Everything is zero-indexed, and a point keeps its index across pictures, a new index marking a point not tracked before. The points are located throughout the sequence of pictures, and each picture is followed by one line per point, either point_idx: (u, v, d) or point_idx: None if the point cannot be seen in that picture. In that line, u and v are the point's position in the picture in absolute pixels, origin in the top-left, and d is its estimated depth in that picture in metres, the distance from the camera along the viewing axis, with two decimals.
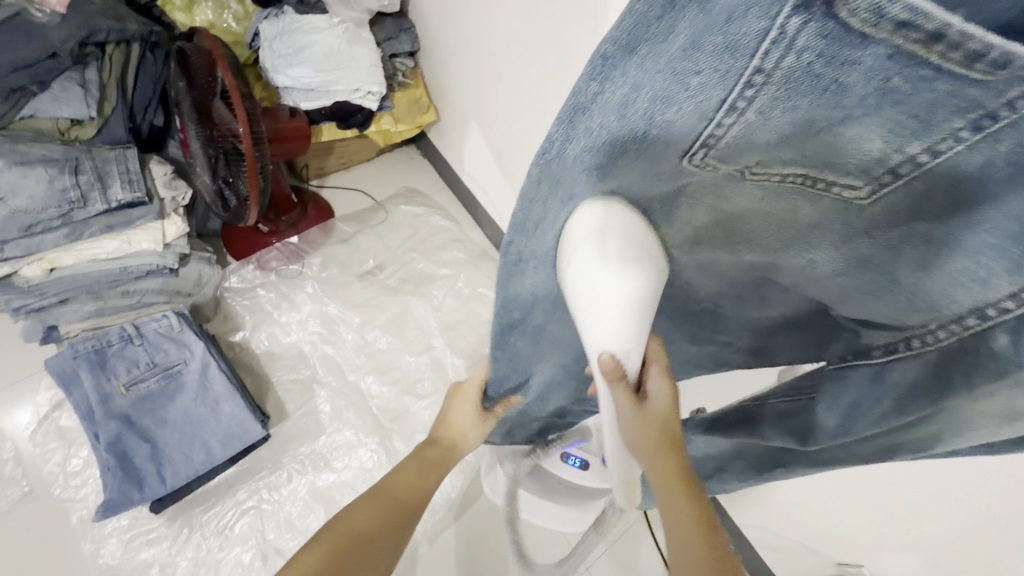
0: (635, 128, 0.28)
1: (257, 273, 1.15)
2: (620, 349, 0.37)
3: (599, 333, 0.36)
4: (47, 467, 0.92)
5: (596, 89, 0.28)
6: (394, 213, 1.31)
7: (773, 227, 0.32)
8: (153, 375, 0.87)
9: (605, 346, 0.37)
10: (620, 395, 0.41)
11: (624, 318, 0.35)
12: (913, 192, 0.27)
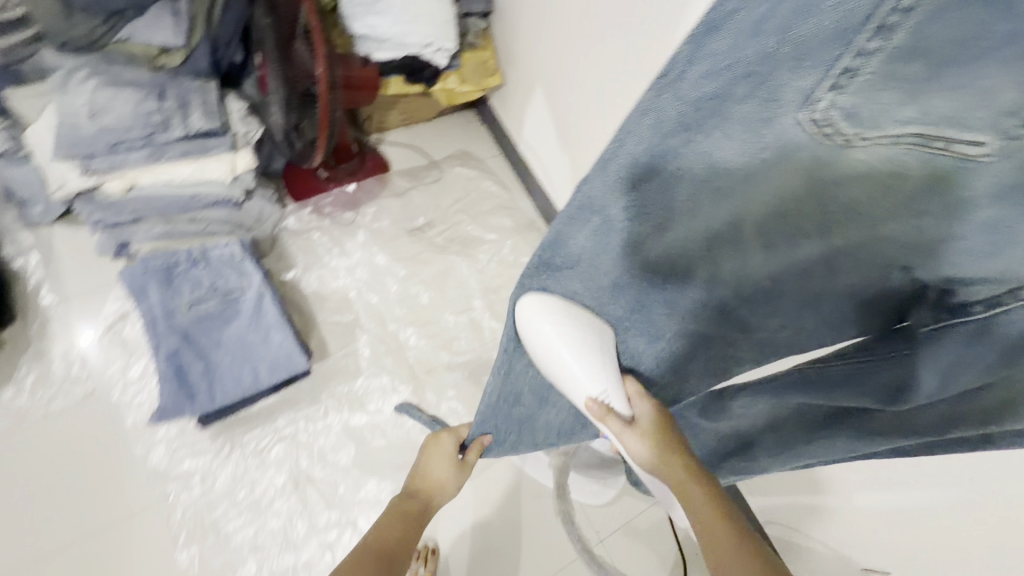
0: (768, 53, 0.32)
1: (315, 216, 1.19)
2: (599, 394, 0.50)
3: (581, 387, 0.50)
4: (108, 372, 0.99)
5: (736, 18, 0.32)
6: (449, 174, 1.33)
7: (869, 192, 0.35)
8: (213, 297, 0.92)
9: (587, 394, 0.50)
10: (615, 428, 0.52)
11: (599, 373, 0.49)
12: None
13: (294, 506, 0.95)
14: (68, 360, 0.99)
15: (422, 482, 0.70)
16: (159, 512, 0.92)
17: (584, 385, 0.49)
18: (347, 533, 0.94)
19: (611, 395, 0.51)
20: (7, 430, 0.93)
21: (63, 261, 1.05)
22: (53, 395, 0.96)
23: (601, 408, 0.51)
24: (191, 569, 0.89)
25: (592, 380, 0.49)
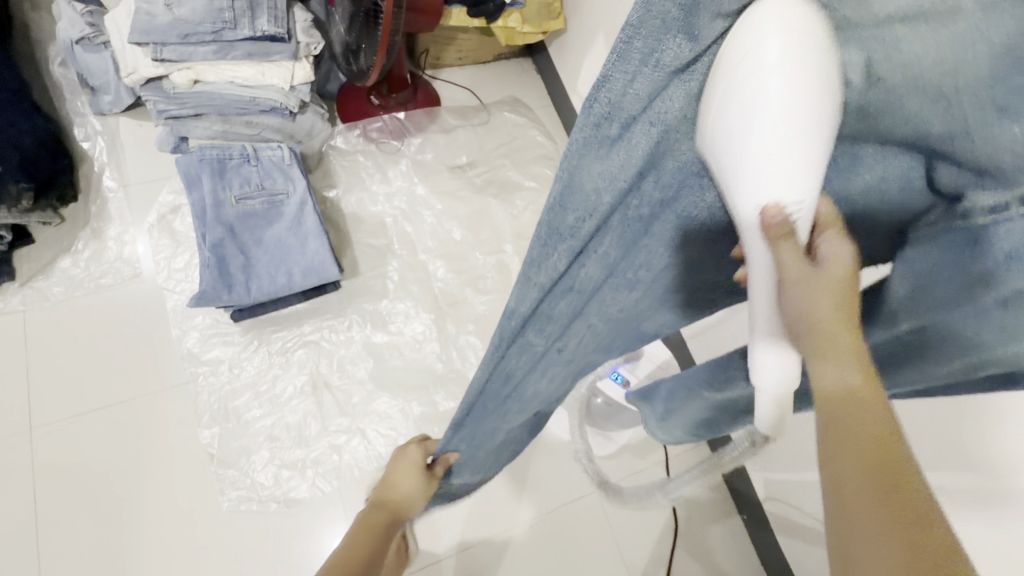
0: None
1: (362, 140, 1.21)
2: (792, 199, 0.27)
3: (758, 184, 0.27)
4: (155, 258, 1.04)
5: None
6: (497, 117, 1.33)
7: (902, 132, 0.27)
8: (259, 196, 0.95)
9: (768, 195, 0.27)
10: (788, 257, 0.29)
11: (792, 164, 0.26)
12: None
13: (310, 407, 0.99)
14: (119, 241, 1.04)
15: (390, 500, 0.59)
16: (186, 392, 0.97)
17: (763, 174, 0.26)
18: (356, 439, 0.98)
19: (803, 208, 0.28)
20: (59, 296, 0.99)
21: (125, 149, 1.11)
22: (104, 270, 1.02)
23: (780, 221, 0.28)
24: (210, 447, 0.94)
25: (786, 150, 0.26)
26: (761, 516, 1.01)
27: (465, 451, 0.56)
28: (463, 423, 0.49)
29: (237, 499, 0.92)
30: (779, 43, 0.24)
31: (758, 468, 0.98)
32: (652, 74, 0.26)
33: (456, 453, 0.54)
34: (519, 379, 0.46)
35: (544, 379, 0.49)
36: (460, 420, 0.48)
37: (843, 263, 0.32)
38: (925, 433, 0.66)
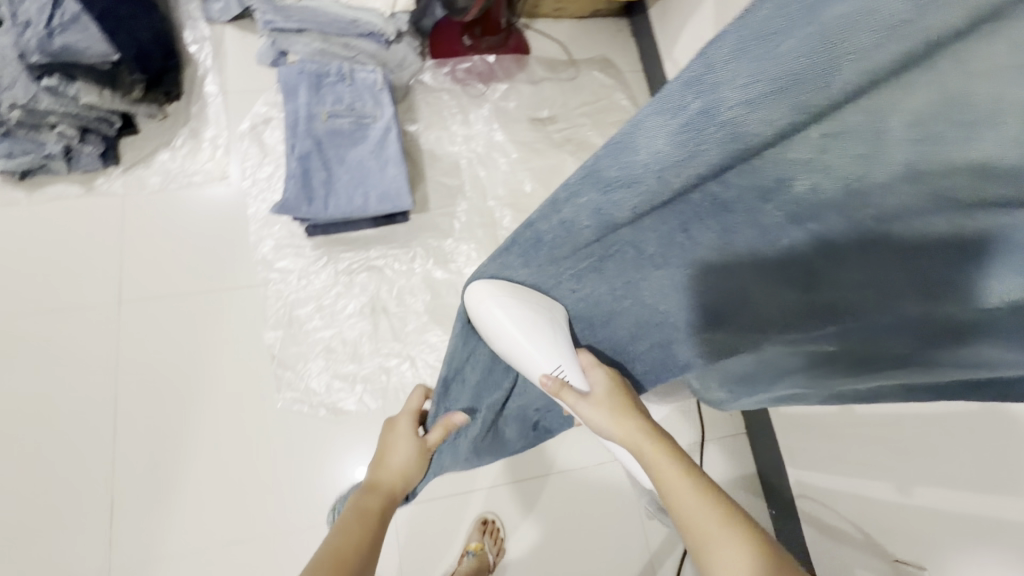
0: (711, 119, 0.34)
1: (448, 80, 1.21)
2: (550, 368, 0.55)
3: (535, 361, 0.55)
4: (244, 164, 1.09)
5: (693, 92, 0.34)
6: (584, 75, 1.30)
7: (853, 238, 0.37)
8: (349, 116, 0.98)
9: (539, 369, 0.56)
10: (577, 402, 0.56)
11: (542, 343, 0.54)
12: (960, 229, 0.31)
13: (367, 327, 1.03)
14: (213, 144, 1.10)
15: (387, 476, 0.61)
16: (256, 294, 1.02)
17: (538, 362, 0.55)
18: (406, 365, 1.02)
19: (565, 370, 0.56)
20: (155, 186, 1.05)
21: (228, 58, 1.15)
22: (197, 169, 1.08)
23: (557, 382, 0.56)
24: (272, 348, 1.00)
25: (532, 343, 0.54)
26: (793, 514, 0.98)
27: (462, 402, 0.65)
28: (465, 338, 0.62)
29: (290, 399, 0.97)
30: (494, 302, 0.53)
31: (795, 466, 0.96)
32: (757, 54, 0.30)
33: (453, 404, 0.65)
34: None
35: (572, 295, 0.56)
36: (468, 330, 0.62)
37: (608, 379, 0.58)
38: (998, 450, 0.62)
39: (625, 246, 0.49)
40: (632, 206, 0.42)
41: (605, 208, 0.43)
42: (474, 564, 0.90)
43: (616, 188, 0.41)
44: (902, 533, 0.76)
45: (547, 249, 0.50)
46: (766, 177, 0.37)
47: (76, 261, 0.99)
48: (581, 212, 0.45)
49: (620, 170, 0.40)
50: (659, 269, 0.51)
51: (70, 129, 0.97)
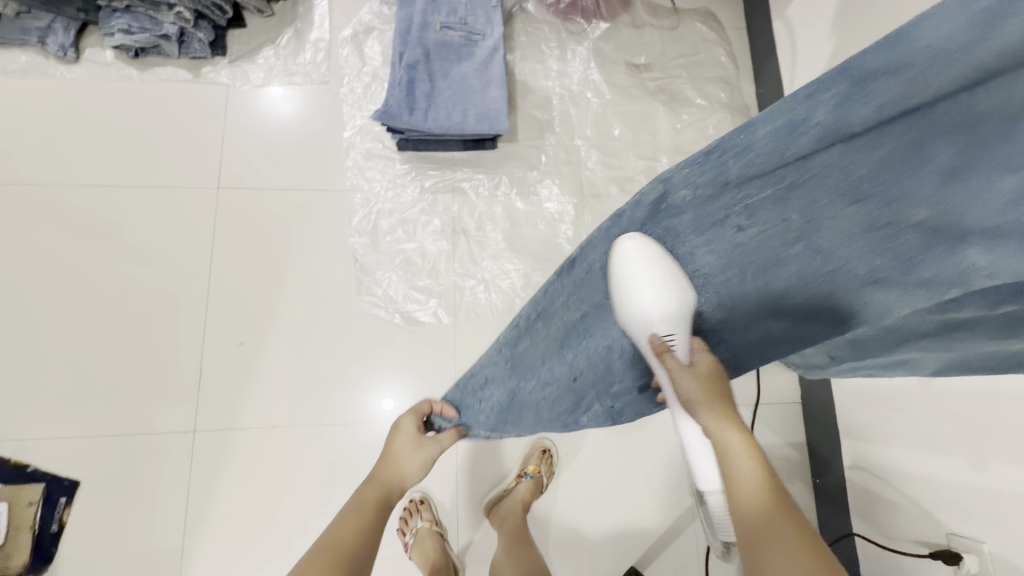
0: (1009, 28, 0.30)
1: (551, 12, 1.19)
2: (661, 328, 0.56)
3: (643, 315, 0.56)
4: (344, 70, 1.10)
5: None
6: (687, 26, 1.25)
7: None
8: (460, 30, 0.98)
9: (651, 324, 0.56)
10: (672, 372, 0.55)
11: (659, 298, 0.55)
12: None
13: (446, 246, 1.05)
14: (316, 47, 1.10)
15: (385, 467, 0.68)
16: (344, 199, 1.05)
17: (642, 320, 0.56)
18: (480, 288, 1.04)
19: (674, 337, 0.55)
20: (258, 82, 1.07)
21: None
22: (297, 70, 1.09)
23: (662, 345, 0.55)
24: (356, 253, 1.03)
25: (653, 297, 0.55)
26: (839, 484, 1.00)
27: (534, 357, 0.63)
28: (599, 260, 0.58)
29: (369, 303, 1.01)
30: (635, 251, 0.55)
31: (854, 438, 0.97)
32: None
33: (529, 359, 0.64)
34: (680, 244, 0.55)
35: (705, 249, 0.53)
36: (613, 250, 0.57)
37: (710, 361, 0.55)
38: None
39: (826, 169, 0.41)
40: (886, 100, 0.36)
41: (852, 102, 0.37)
42: (530, 484, 0.95)
43: (874, 81, 0.36)
44: (967, 506, 0.76)
45: (740, 163, 0.45)
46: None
47: (181, 143, 1.03)
48: (817, 107, 0.39)
49: (887, 58, 0.35)
50: (857, 203, 0.41)
51: (187, 12, 0.96)
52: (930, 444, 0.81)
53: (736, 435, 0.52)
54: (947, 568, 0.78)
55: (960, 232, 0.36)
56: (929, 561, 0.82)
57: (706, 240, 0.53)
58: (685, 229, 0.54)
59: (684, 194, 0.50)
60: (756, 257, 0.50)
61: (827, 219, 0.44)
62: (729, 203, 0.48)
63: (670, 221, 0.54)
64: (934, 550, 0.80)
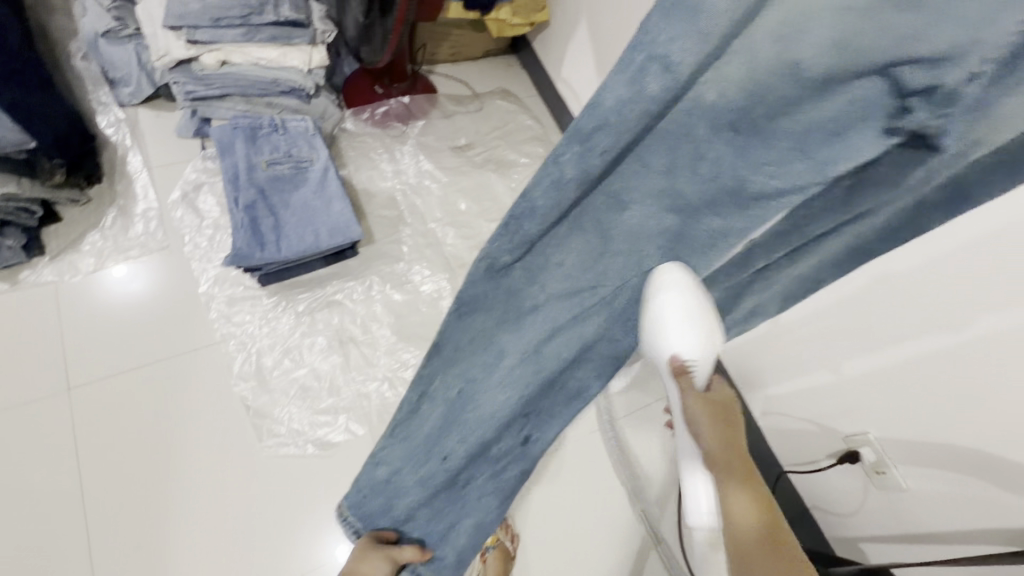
0: (671, 74, 0.39)
1: (370, 124, 1.31)
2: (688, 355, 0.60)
3: (680, 342, 0.59)
4: (183, 228, 1.10)
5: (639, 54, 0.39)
6: (489, 105, 1.44)
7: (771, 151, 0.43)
8: (287, 162, 1.05)
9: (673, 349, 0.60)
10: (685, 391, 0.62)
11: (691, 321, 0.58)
12: (805, 149, 0.42)
13: (337, 360, 1.04)
14: (145, 217, 1.09)
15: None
16: (218, 352, 1.01)
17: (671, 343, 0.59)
18: (386, 386, 1.03)
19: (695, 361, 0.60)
20: (90, 268, 1.03)
21: (147, 135, 1.16)
22: (131, 244, 1.06)
23: (684, 367, 0.60)
24: (246, 399, 0.98)
25: (689, 326, 0.58)
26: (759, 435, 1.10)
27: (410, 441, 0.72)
28: (461, 338, 0.65)
29: (275, 444, 0.96)
30: (662, 272, 0.57)
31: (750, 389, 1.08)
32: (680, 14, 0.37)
33: (393, 456, 0.73)
34: (525, 300, 0.61)
35: (545, 297, 0.60)
36: (466, 330, 0.64)
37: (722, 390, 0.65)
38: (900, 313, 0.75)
39: (598, 198, 0.51)
40: (606, 146, 0.45)
41: (585, 157, 0.46)
42: (497, 554, 0.93)
43: (593, 135, 0.44)
44: (847, 409, 0.87)
45: (531, 223, 0.52)
46: (700, 98, 0.41)
47: (15, 356, 0.94)
48: (564, 166, 0.47)
49: (590, 118, 0.43)
50: (627, 209, 0.52)
51: None
52: (804, 373, 0.94)
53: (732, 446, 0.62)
54: (855, 466, 0.89)
55: (699, 206, 0.50)
56: (839, 466, 0.92)
57: (540, 291, 0.60)
58: (521, 285, 0.60)
59: (502, 260, 0.56)
60: (594, 280, 0.58)
61: (613, 231, 0.54)
62: (540, 250, 0.56)
63: (509, 286, 0.60)
64: (839, 456, 0.91)
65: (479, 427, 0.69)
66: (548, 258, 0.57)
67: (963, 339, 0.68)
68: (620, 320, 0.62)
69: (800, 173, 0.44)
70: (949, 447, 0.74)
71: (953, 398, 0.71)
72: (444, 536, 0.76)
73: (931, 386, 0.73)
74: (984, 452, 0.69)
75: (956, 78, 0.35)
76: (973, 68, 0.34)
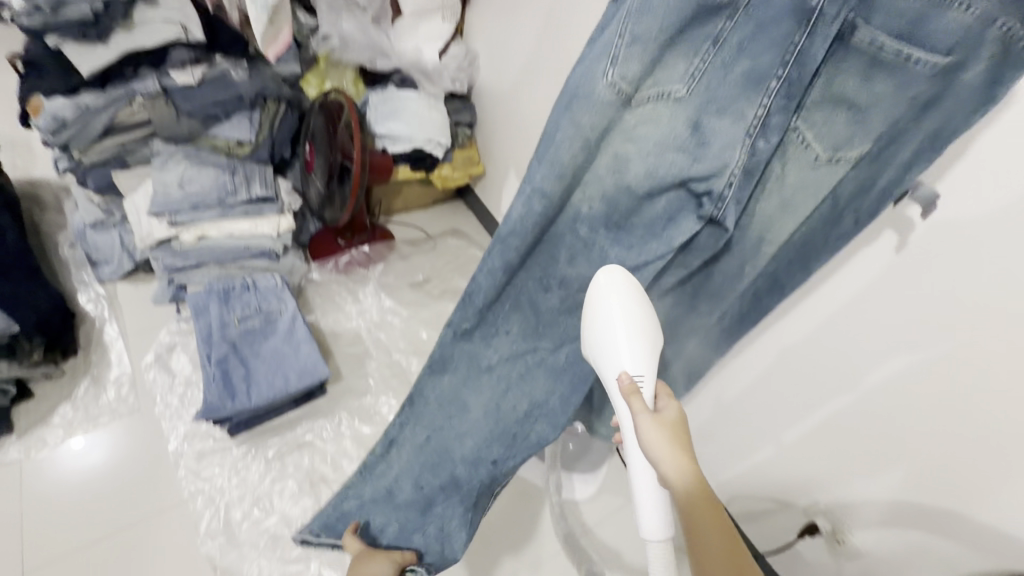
0: (550, 204, 0.59)
1: (334, 272, 1.45)
2: (633, 370, 0.57)
3: (624, 357, 0.57)
4: (155, 388, 1.14)
5: (524, 193, 0.59)
6: (442, 243, 1.62)
7: (629, 237, 0.61)
8: (257, 315, 1.14)
9: (622, 366, 0.57)
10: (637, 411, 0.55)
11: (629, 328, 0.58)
12: (648, 232, 0.60)
13: (308, 503, 1.04)
14: (118, 382, 1.14)
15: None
16: (184, 511, 1.01)
17: (623, 357, 0.58)
18: None
19: (640, 377, 0.57)
20: (58, 440, 1.05)
21: (125, 305, 1.25)
22: (102, 410, 1.10)
23: (632, 383, 0.56)
24: (212, 559, 0.96)
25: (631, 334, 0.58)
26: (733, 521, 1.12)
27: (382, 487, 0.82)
28: (433, 395, 0.79)
29: None
30: (611, 277, 0.58)
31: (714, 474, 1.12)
32: (543, 169, 0.56)
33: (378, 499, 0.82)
34: (482, 362, 0.76)
35: (496, 353, 0.75)
36: (436, 387, 0.79)
37: (676, 410, 0.56)
38: (808, 389, 0.85)
39: (528, 282, 0.69)
40: (521, 246, 0.63)
41: (507, 253, 0.63)
42: None
43: (508, 240, 0.62)
44: (797, 481, 0.92)
45: (480, 298, 0.68)
46: (575, 213, 0.61)
47: None
48: (495, 259, 0.65)
49: (506, 229, 0.62)
50: (549, 290, 0.69)
51: None
52: (752, 450, 1.00)
53: (695, 487, 0.50)
54: (819, 538, 0.90)
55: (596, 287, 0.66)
56: (806, 542, 0.93)
57: (493, 350, 0.75)
58: (478, 347, 0.75)
59: (461, 328, 0.72)
60: (532, 344, 0.75)
61: (540, 304, 0.70)
62: (490, 322, 0.72)
63: (468, 349, 0.75)
64: (801, 529, 0.93)
65: (450, 466, 0.81)
66: (498, 326, 0.73)
67: (859, 395, 0.77)
68: (563, 373, 0.75)
69: (659, 250, 0.60)
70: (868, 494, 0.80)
71: (868, 456, 0.78)
72: (444, 553, 0.82)
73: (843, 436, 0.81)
74: (897, 495, 0.75)
75: (722, 184, 0.53)
76: (728, 179, 0.53)
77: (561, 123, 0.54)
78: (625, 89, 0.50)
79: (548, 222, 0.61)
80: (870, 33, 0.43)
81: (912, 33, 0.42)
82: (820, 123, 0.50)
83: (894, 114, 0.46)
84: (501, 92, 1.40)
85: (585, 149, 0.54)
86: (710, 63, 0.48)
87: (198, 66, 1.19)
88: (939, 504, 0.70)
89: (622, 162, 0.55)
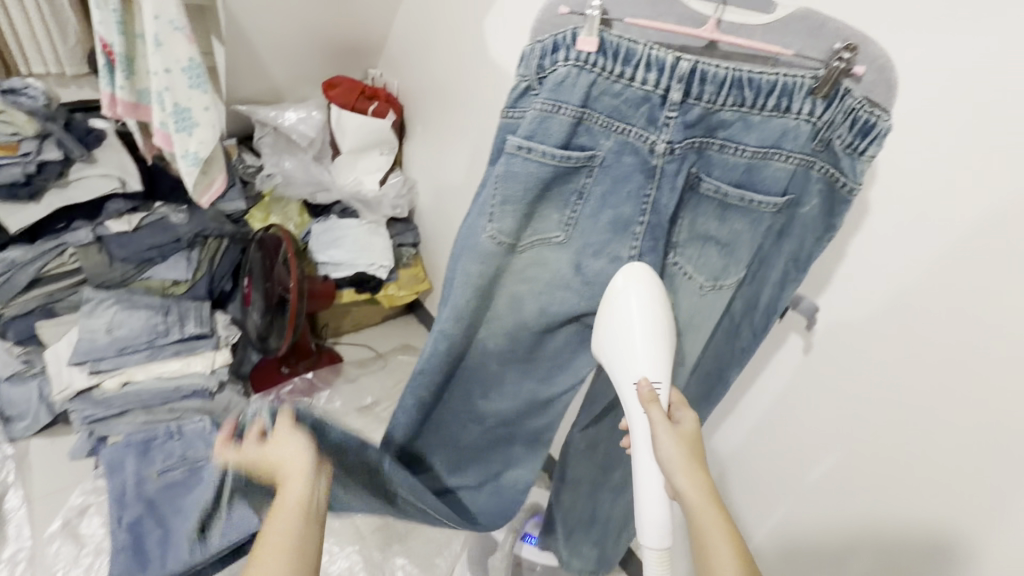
0: (458, 346, 0.60)
1: (275, 403, 1.39)
2: (653, 375, 0.51)
3: (639, 361, 0.51)
4: (58, 564, 1.01)
5: (433, 339, 0.60)
6: (392, 360, 1.59)
7: (542, 362, 0.64)
8: (181, 466, 1.06)
9: (640, 370, 0.51)
10: (655, 419, 0.49)
11: (650, 328, 0.50)
12: (557, 354, 0.63)
13: None
14: (14, 561, 1.01)
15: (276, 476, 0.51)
16: None
17: (641, 360, 0.50)
18: None
19: (660, 385, 0.51)
20: None
21: (35, 465, 1.14)
22: None
23: (651, 391, 0.50)
24: None
25: (651, 334, 0.50)
26: None
27: None
28: None
29: None
30: (619, 276, 0.51)
31: None
32: (445, 317, 0.58)
33: None
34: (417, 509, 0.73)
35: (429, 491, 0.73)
36: None
37: (692, 422, 0.52)
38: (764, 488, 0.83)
39: (449, 416, 0.69)
40: (437, 386, 0.64)
41: (424, 394, 0.64)
42: None
43: (424, 383, 0.63)
44: None
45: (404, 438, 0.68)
46: (485, 350, 0.62)
47: None
48: (413, 400, 0.65)
49: (421, 373, 0.63)
50: (473, 421, 0.69)
51: None
52: None
53: (711, 505, 0.47)
54: None
55: (518, 410, 0.69)
56: None
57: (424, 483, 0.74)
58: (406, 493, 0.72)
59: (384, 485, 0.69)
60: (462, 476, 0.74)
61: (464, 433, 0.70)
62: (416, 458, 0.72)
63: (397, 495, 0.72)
64: None
65: None
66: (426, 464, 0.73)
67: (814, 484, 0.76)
68: (500, 500, 0.77)
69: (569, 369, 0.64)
70: (905, 539, 0.66)
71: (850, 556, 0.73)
72: None
73: (856, 481, 0.70)
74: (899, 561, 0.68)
75: None
76: None
77: (455, 275, 0.56)
78: (505, 241, 0.52)
79: (457, 357, 0.62)
80: (715, 183, 0.48)
81: (747, 181, 0.47)
82: (693, 258, 0.53)
83: (756, 246, 0.51)
84: (440, 214, 1.47)
85: (482, 296, 0.56)
86: (579, 213, 0.51)
87: (134, 213, 1.21)
88: (1000, 531, 0.57)
89: (520, 302, 0.58)
